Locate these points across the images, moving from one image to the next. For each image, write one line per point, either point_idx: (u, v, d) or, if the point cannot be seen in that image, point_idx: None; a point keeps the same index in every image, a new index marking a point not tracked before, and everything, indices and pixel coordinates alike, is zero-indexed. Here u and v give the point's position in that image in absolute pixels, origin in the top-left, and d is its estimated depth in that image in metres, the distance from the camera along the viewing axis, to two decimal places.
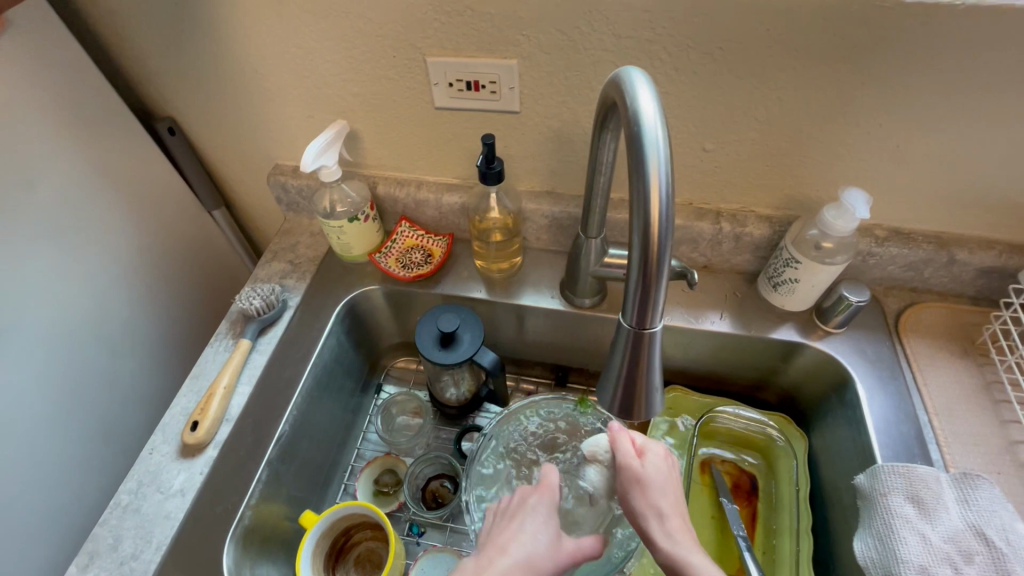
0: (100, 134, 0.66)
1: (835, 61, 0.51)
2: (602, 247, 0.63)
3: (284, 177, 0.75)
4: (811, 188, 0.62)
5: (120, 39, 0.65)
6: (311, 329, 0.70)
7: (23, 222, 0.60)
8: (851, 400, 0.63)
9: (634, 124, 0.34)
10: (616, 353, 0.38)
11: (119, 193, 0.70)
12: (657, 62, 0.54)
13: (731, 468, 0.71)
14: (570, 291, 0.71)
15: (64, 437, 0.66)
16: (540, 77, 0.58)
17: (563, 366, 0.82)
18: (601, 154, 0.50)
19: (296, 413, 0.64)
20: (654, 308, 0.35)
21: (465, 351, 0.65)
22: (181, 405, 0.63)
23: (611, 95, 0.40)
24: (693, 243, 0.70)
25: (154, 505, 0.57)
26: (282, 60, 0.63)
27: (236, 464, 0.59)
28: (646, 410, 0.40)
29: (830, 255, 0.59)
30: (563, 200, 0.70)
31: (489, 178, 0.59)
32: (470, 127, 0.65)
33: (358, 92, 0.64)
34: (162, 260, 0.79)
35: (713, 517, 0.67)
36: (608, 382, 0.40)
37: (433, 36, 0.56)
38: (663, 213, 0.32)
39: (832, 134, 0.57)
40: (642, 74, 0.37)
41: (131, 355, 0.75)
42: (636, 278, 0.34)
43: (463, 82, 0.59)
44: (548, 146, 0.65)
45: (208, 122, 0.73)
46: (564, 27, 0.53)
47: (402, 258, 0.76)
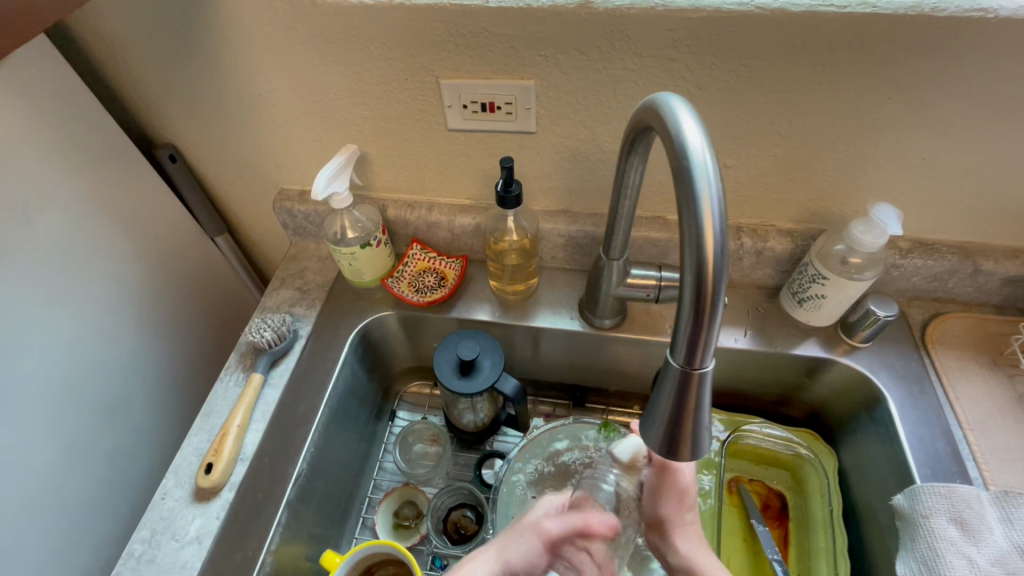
0: (100, 165, 0.64)
1: (862, 76, 0.50)
2: (625, 268, 0.61)
3: (290, 203, 0.73)
4: (834, 202, 0.61)
5: (119, 67, 0.62)
6: (324, 359, 0.68)
7: (25, 262, 0.57)
8: (883, 417, 0.62)
9: (681, 155, 0.32)
10: (662, 392, 0.37)
11: (121, 225, 0.68)
12: (680, 80, 0.53)
13: (759, 488, 0.69)
14: (589, 312, 0.69)
15: (71, 482, 0.64)
16: (557, 97, 0.56)
17: (582, 387, 0.80)
18: (628, 177, 0.48)
19: (313, 450, 0.62)
20: (706, 346, 0.33)
21: (486, 378, 0.63)
22: (193, 445, 0.61)
23: (646, 122, 0.38)
24: None
25: (169, 554, 0.54)
26: (288, 85, 0.61)
27: (255, 506, 0.56)
28: (693, 450, 0.38)
29: (858, 271, 0.58)
30: (579, 219, 0.69)
31: (507, 202, 0.58)
32: (484, 148, 0.63)
33: (367, 116, 0.62)
34: (166, 291, 0.77)
35: (745, 540, 0.65)
36: (653, 420, 0.38)
37: (447, 58, 0.55)
38: (718, 252, 0.31)
39: (857, 148, 0.56)
40: (681, 101, 0.35)
41: (137, 391, 0.73)
42: (689, 316, 0.32)
43: (478, 103, 0.58)
44: (565, 165, 0.63)
45: (211, 148, 0.70)
46: (584, 47, 0.51)
47: (415, 282, 0.74)
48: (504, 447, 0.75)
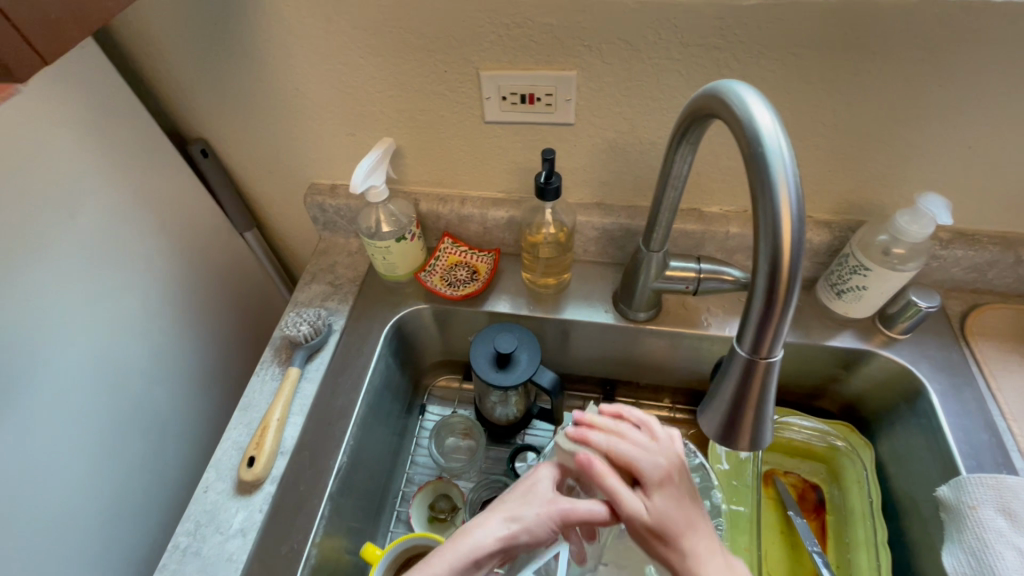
0: (135, 160, 0.64)
1: (912, 64, 0.49)
2: (664, 260, 0.61)
3: (322, 197, 0.73)
4: (874, 192, 0.61)
5: (154, 61, 0.62)
6: (359, 354, 0.68)
7: (66, 258, 0.57)
8: (924, 409, 0.61)
9: (755, 142, 0.32)
10: (725, 380, 0.37)
11: (155, 220, 0.68)
12: (725, 69, 0.52)
13: (795, 480, 0.69)
14: (625, 305, 0.69)
15: (110, 477, 0.64)
16: (599, 88, 0.56)
17: (611, 379, 0.80)
18: (675, 167, 0.48)
19: (353, 443, 0.62)
20: (777, 335, 0.33)
21: (524, 371, 0.63)
22: (233, 438, 0.61)
23: (709, 110, 0.38)
24: (748, 251, 0.68)
25: (214, 546, 0.54)
26: (325, 78, 0.60)
27: (297, 499, 0.57)
28: (753, 441, 0.38)
29: (901, 261, 0.58)
30: (613, 211, 0.68)
31: (547, 194, 0.58)
32: (521, 141, 0.63)
33: (403, 109, 0.62)
34: (198, 286, 0.76)
35: (783, 532, 0.65)
36: (713, 408, 0.38)
37: (489, 49, 0.54)
38: (794, 239, 0.30)
39: (901, 138, 0.55)
40: (749, 89, 0.35)
41: (171, 387, 0.73)
42: (760, 305, 0.32)
43: (517, 95, 0.58)
44: (601, 157, 0.63)
45: (244, 143, 0.70)
46: (629, 36, 0.51)
47: (447, 276, 0.73)
48: (536, 441, 0.75)
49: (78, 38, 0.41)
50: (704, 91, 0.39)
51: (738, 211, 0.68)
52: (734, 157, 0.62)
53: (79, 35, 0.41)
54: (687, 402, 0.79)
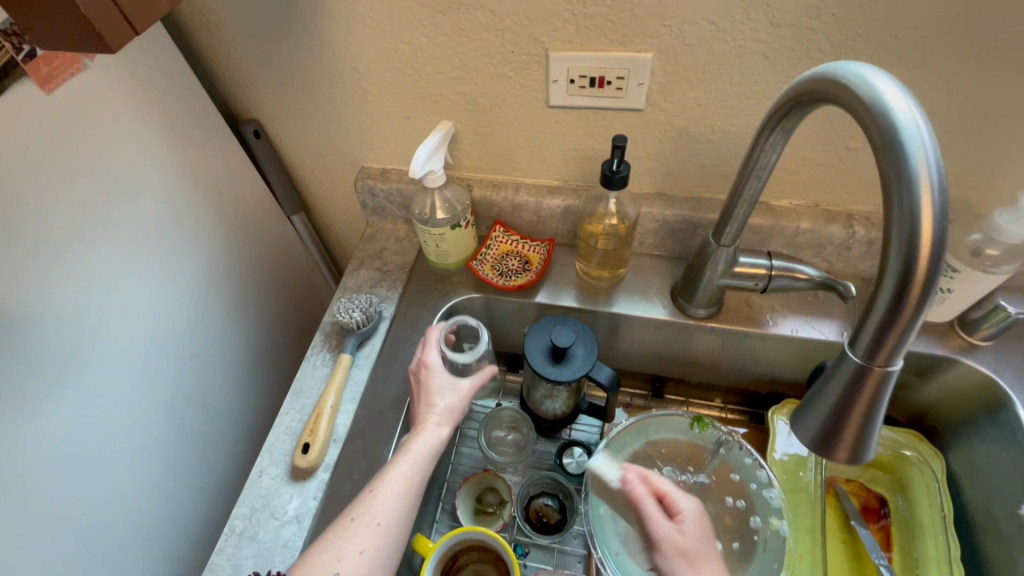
0: (191, 140, 0.63)
1: None
2: (734, 255, 0.58)
3: (372, 182, 0.72)
4: (964, 189, 0.57)
5: (210, 39, 0.61)
6: (410, 343, 0.66)
7: (124, 238, 0.57)
8: (1007, 422, 0.58)
9: (888, 127, 0.29)
10: (830, 385, 0.34)
11: (207, 202, 0.67)
12: (815, 53, 0.49)
13: (856, 488, 0.66)
14: (684, 300, 0.66)
15: (163, 457, 0.64)
16: (675, 72, 0.53)
17: (661, 376, 0.77)
18: (763, 156, 0.45)
19: (405, 433, 0.61)
20: (900, 343, 0.30)
21: (580, 367, 0.61)
22: (285, 424, 0.61)
23: (824, 95, 0.35)
24: (818, 248, 0.65)
25: (269, 532, 0.54)
26: (386, 58, 0.58)
27: (352, 488, 0.56)
28: (855, 454, 0.35)
29: (993, 264, 0.54)
30: (676, 203, 0.65)
31: (614, 183, 0.55)
32: (585, 127, 0.60)
33: (464, 91, 0.60)
34: (248, 268, 0.76)
35: (844, 540, 0.62)
36: (812, 415, 0.36)
37: (561, 28, 0.52)
38: (936, 236, 0.27)
39: (1003, 130, 0.51)
40: (878, 70, 0.32)
41: (220, 370, 0.73)
42: (884, 309, 0.30)
43: (586, 78, 0.55)
44: (669, 146, 0.60)
45: (296, 124, 0.69)
46: (714, 17, 0.48)
47: (498, 265, 0.72)
48: (583, 436, 0.73)
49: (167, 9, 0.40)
50: (817, 73, 0.36)
51: (809, 205, 0.64)
52: (813, 149, 0.58)
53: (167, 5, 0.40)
54: (739, 402, 0.76)
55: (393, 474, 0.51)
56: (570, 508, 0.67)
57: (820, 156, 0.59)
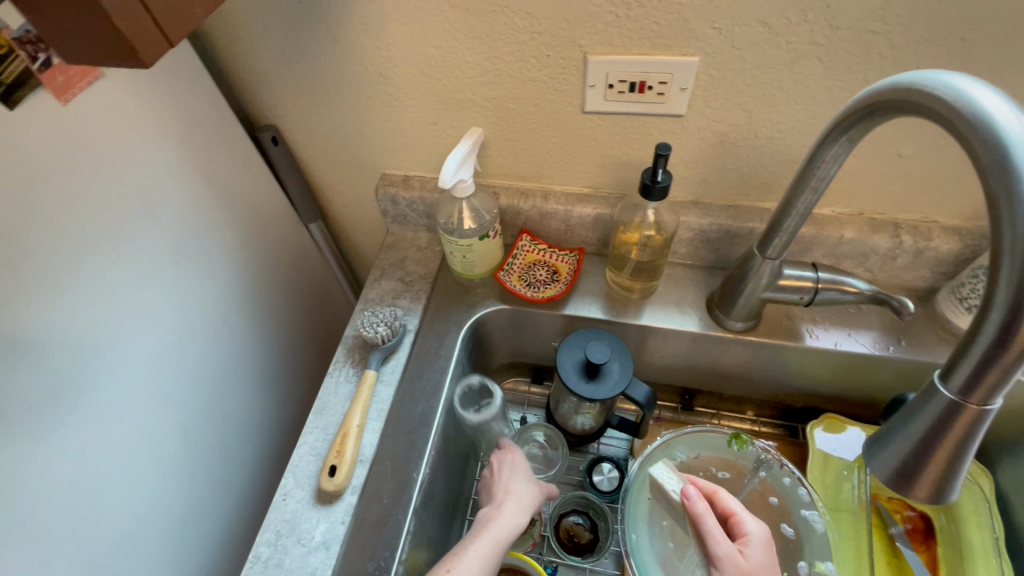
0: (209, 148, 0.61)
1: None
2: (779, 268, 0.55)
3: (395, 189, 0.69)
4: None
5: (229, 42, 0.58)
6: (436, 358, 0.64)
7: (143, 253, 0.54)
8: None
9: (997, 144, 0.26)
10: (913, 420, 0.32)
11: (225, 212, 0.65)
12: (874, 56, 0.46)
13: (899, 506, 0.63)
14: (722, 312, 0.64)
15: (182, 478, 0.62)
16: (721, 76, 0.50)
17: (691, 389, 0.74)
18: (823, 167, 0.42)
19: (434, 453, 0.58)
20: (1002, 382, 0.28)
21: (616, 385, 0.58)
22: (309, 444, 0.58)
23: (909, 104, 0.32)
24: (861, 258, 0.62)
25: (297, 559, 0.52)
26: (414, 62, 0.56)
27: (381, 513, 0.54)
28: (938, 493, 0.33)
29: None
30: (712, 211, 0.63)
31: (654, 193, 0.52)
32: (621, 133, 0.57)
33: (494, 96, 0.57)
34: (266, 279, 0.74)
35: (890, 564, 0.59)
36: (889, 449, 0.34)
37: (602, 31, 0.49)
38: None
39: None
40: (976, 80, 0.29)
41: (239, 385, 0.71)
42: (986, 345, 0.27)
43: (626, 83, 0.52)
44: (708, 153, 0.57)
45: (316, 130, 0.66)
46: (768, 18, 0.45)
47: (525, 276, 0.69)
48: (612, 451, 0.71)
49: (201, 18, 0.37)
50: (899, 81, 0.33)
51: (853, 214, 0.61)
52: (862, 156, 0.55)
53: (203, 14, 0.37)
54: (772, 415, 0.74)
55: (472, 548, 0.51)
56: (603, 528, 0.64)
57: (869, 164, 0.56)
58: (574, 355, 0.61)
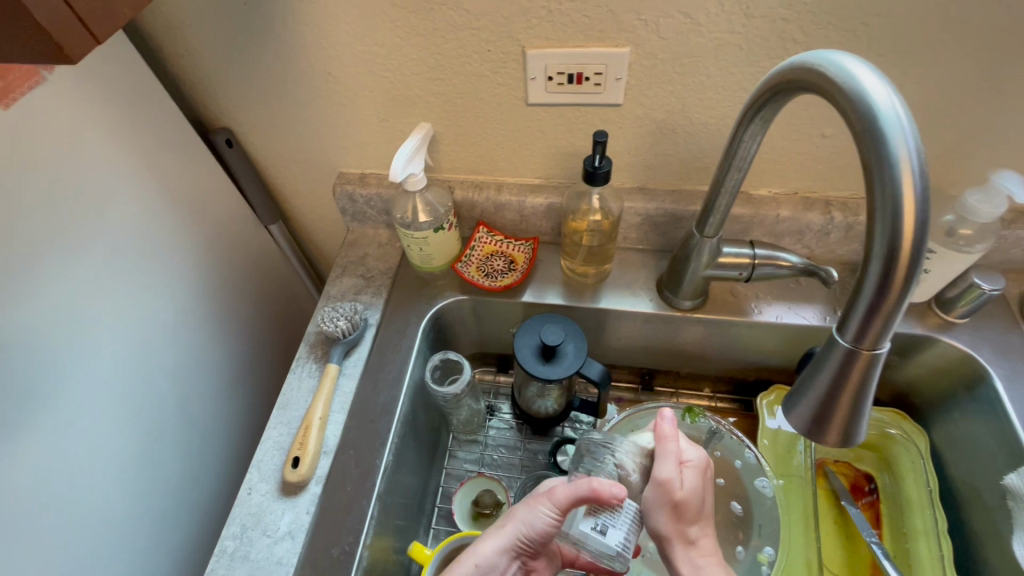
0: (161, 151, 0.61)
1: (992, 29, 0.47)
2: (717, 246, 0.58)
3: (351, 187, 0.70)
4: (937, 172, 0.58)
5: (176, 46, 0.59)
6: (397, 349, 0.65)
7: (95, 257, 0.55)
8: (986, 396, 0.59)
9: (868, 113, 0.29)
10: (819, 373, 0.35)
11: (181, 214, 0.65)
12: (790, 43, 0.50)
13: (845, 469, 0.67)
14: (670, 292, 0.67)
15: (146, 481, 0.62)
16: (651, 66, 0.53)
17: (651, 369, 0.77)
18: (743, 147, 0.45)
19: (397, 441, 0.60)
20: (885, 326, 0.31)
21: (570, 364, 0.60)
22: (273, 438, 0.59)
23: (802, 83, 0.35)
24: (798, 235, 0.66)
25: (262, 550, 0.53)
26: (360, 61, 0.57)
27: (345, 500, 0.55)
28: (845, 436, 0.36)
29: (967, 243, 0.55)
30: (657, 196, 0.66)
31: (596, 179, 0.55)
32: (565, 124, 0.60)
33: (440, 92, 0.59)
34: (226, 280, 0.74)
35: (836, 521, 0.63)
36: (803, 403, 0.37)
37: (536, 26, 0.52)
38: (918, 218, 0.28)
39: (972, 113, 0.52)
40: (854, 57, 0.32)
41: (202, 387, 0.71)
42: (869, 293, 0.30)
43: (564, 75, 0.55)
44: (648, 140, 0.60)
45: (269, 130, 0.67)
46: (689, 9, 0.48)
47: (483, 266, 0.71)
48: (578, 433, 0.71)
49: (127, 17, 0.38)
50: (793, 63, 0.36)
51: (788, 193, 0.65)
52: (790, 138, 0.59)
53: (128, 11, 0.38)
54: (728, 391, 0.77)
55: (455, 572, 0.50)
56: None
57: (798, 145, 0.59)
58: (533, 339, 0.62)
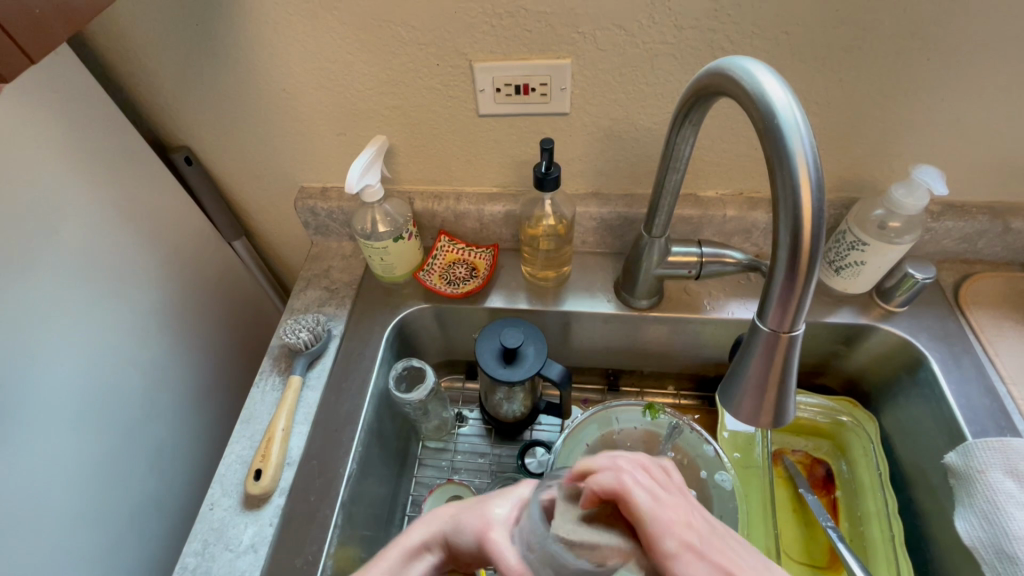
0: (116, 170, 0.62)
1: (902, 36, 0.50)
2: (666, 246, 0.60)
3: (313, 201, 0.71)
4: (867, 168, 0.61)
5: (131, 67, 0.60)
6: (361, 359, 0.66)
7: (49, 277, 0.55)
8: (926, 379, 0.62)
9: (767, 114, 0.32)
10: (747, 359, 0.36)
11: (139, 232, 0.65)
12: (719, 51, 0.53)
13: (803, 459, 0.69)
14: (627, 293, 0.68)
15: (105, 504, 0.61)
16: (594, 77, 0.56)
17: (615, 369, 0.78)
18: (678, 149, 0.48)
19: (361, 449, 0.60)
20: (798, 309, 0.33)
21: (531, 366, 0.62)
22: (235, 452, 0.59)
23: (716, 88, 0.38)
24: (746, 234, 0.69)
25: (224, 565, 0.53)
26: (313, 77, 0.59)
27: (309, 510, 0.55)
28: (777, 417, 0.38)
29: (897, 234, 0.59)
30: (610, 201, 0.68)
31: (547, 184, 0.57)
32: (516, 133, 0.62)
33: (395, 105, 0.60)
34: (188, 296, 0.74)
35: (795, 510, 0.65)
36: (736, 389, 0.38)
37: (481, 40, 0.54)
38: (815, 209, 0.30)
39: (892, 112, 0.56)
40: (756, 62, 0.35)
41: (164, 406, 0.70)
42: (781, 279, 0.32)
43: (511, 86, 0.57)
44: (597, 147, 0.63)
45: (227, 148, 0.68)
46: (623, 22, 0.51)
47: (446, 274, 0.72)
48: (545, 436, 0.72)
49: (63, 37, 0.38)
50: (708, 69, 0.38)
51: (733, 194, 0.68)
52: (730, 141, 0.62)
53: (65, 32, 0.38)
54: (691, 388, 0.78)
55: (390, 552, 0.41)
56: None
57: (738, 147, 0.62)
58: (494, 343, 0.64)
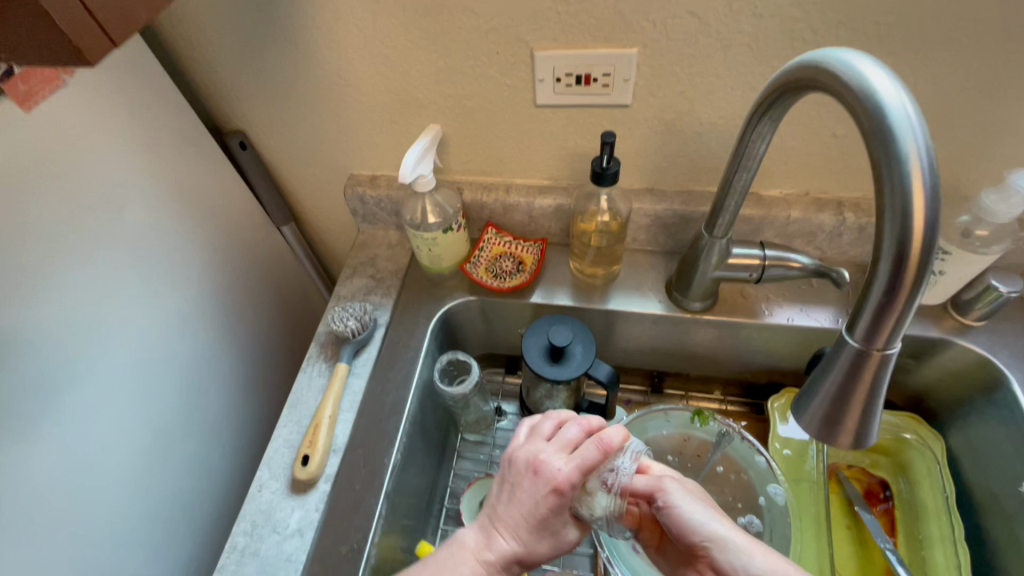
0: (176, 154, 0.63)
1: (1009, 28, 0.46)
2: (727, 247, 0.58)
3: (362, 189, 0.71)
4: (951, 171, 0.57)
5: (192, 51, 0.60)
6: (406, 349, 0.66)
7: (114, 257, 0.56)
8: (1004, 400, 0.58)
9: (875, 111, 0.29)
10: (828, 373, 0.34)
11: (195, 214, 0.67)
12: (799, 43, 0.49)
13: (858, 474, 0.65)
14: (680, 294, 0.66)
15: (158, 478, 0.63)
16: (659, 67, 0.53)
17: (660, 370, 0.76)
18: (752, 146, 0.45)
19: (405, 440, 0.60)
20: (893, 327, 0.30)
21: (578, 366, 0.60)
22: (283, 436, 0.60)
23: (808, 81, 0.35)
24: (810, 236, 0.65)
25: (272, 546, 0.53)
26: (370, 63, 0.58)
27: (354, 498, 0.56)
28: (857, 439, 0.36)
29: (984, 244, 0.55)
30: (666, 197, 0.65)
31: (605, 179, 0.55)
32: (573, 125, 0.60)
33: (450, 94, 0.59)
34: (239, 278, 0.75)
35: (849, 527, 0.62)
36: (812, 403, 0.36)
37: (544, 27, 0.52)
38: (928, 219, 0.28)
39: (986, 112, 0.52)
40: (861, 53, 0.32)
41: (214, 384, 0.72)
42: (879, 294, 0.30)
43: (572, 76, 0.55)
44: (657, 140, 0.60)
45: (281, 133, 0.68)
46: (697, 9, 0.48)
47: (492, 268, 0.71)
48: None
49: (145, 20, 0.38)
50: (799, 62, 0.36)
51: (799, 194, 0.64)
52: (799, 139, 0.58)
53: (145, 15, 0.38)
54: (739, 394, 0.75)
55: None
56: None
57: (807, 146, 0.59)
58: (542, 338, 0.62)
